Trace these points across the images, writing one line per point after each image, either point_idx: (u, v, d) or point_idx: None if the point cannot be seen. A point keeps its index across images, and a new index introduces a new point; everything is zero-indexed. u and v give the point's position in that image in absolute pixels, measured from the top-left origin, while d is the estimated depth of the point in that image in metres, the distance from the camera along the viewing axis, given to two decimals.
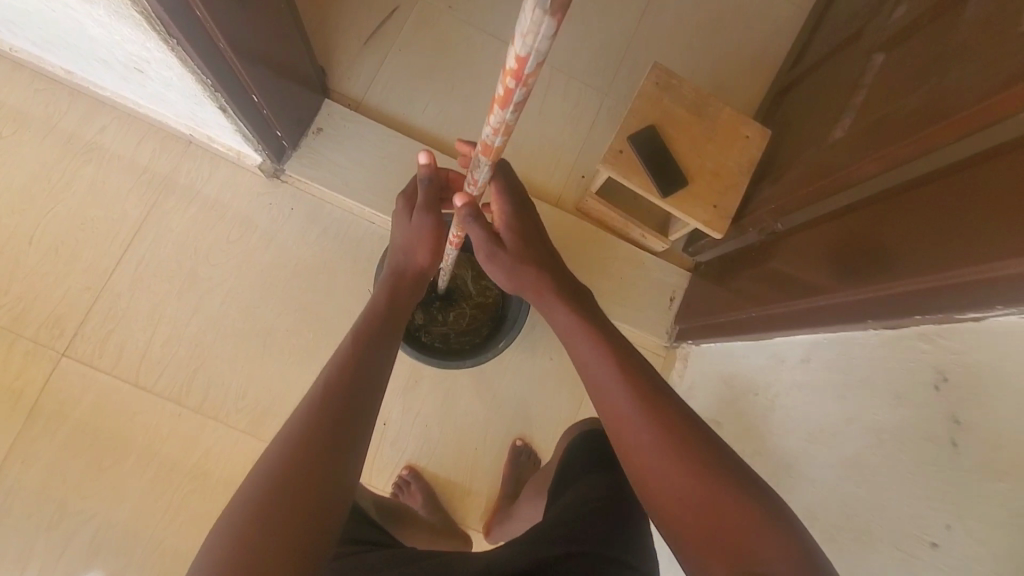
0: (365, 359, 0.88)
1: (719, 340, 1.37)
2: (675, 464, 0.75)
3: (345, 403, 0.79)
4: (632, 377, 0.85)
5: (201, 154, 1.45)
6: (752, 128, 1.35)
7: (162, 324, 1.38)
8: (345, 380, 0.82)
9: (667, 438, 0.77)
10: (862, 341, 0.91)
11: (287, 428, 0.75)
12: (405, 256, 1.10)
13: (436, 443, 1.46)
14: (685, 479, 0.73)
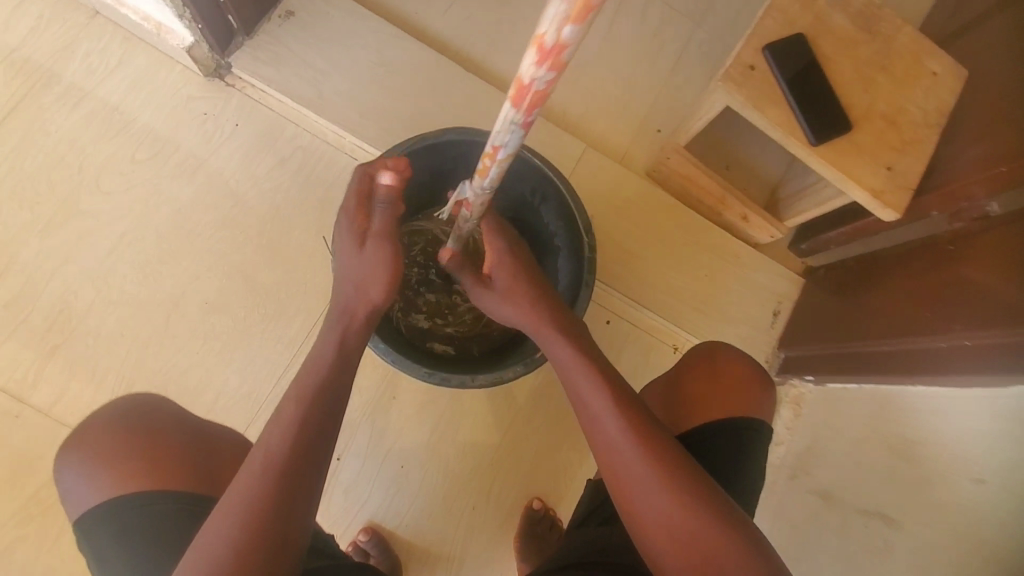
0: (312, 401, 0.57)
1: (866, 381, 0.86)
2: (679, 512, 0.56)
3: (301, 469, 0.54)
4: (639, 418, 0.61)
5: (110, 32, 0.97)
6: (943, 63, 0.87)
7: (13, 274, 0.90)
8: (303, 438, 0.55)
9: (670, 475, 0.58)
10: (971, 416, 0.67)
11: (222, 524, 0.51)
12: (354, 299, 0.63)
13: (412, 496, 0.95)
14: (696, 531, 0.55)
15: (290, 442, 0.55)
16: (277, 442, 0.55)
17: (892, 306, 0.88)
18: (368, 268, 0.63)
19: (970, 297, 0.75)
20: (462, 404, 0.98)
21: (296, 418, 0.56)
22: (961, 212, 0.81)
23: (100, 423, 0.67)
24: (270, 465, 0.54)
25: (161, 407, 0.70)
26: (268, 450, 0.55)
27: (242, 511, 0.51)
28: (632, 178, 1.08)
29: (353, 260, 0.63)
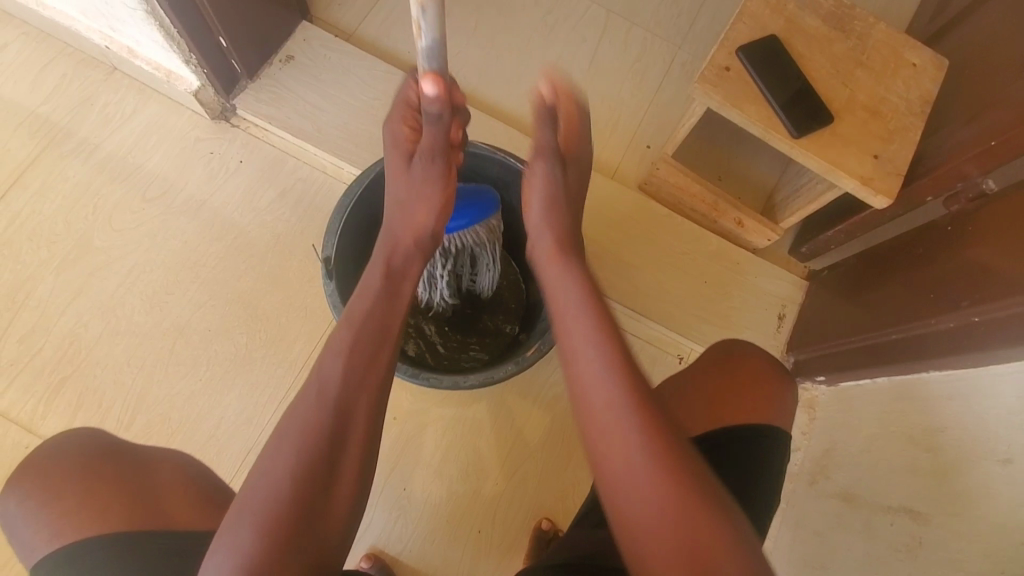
0: (354, 332, 0.55)
1: (881, 374, 0.82)
2: (676, 497, 0.47)
3: (361, 401, 0.52)
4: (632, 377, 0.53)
5: (126, 85, 1.05)
6: (924, 54, 0.88)
7: (27, 310, 0.94)
8: (360, 371, 0.53)
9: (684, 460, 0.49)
10: (988, 390, 0.64)
11: (271, 461, 0.48)
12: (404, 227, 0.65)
13: (415, 521, 0.92)
14: (702, 529, 0.46)
15: (342, 375, 0.52)
16: (329, 374, 0.52)
17: (895, 294, 0.85)
18: (417, 189, 0.66)
19: (972, 274, 0.72)
20: (465, 421, 0.96)
21: (352, 349, 0.54)
22: (957, 194, 0.79)
23: (43, 457, 0.65)
24: (324, 397, 0.51)
25: (109, 439, 0.67)
26: (321, 382, 0.52)
27: (298, 443, 0.48)
28: (625, 190, 1.09)
29: (403, 182, 0.67)
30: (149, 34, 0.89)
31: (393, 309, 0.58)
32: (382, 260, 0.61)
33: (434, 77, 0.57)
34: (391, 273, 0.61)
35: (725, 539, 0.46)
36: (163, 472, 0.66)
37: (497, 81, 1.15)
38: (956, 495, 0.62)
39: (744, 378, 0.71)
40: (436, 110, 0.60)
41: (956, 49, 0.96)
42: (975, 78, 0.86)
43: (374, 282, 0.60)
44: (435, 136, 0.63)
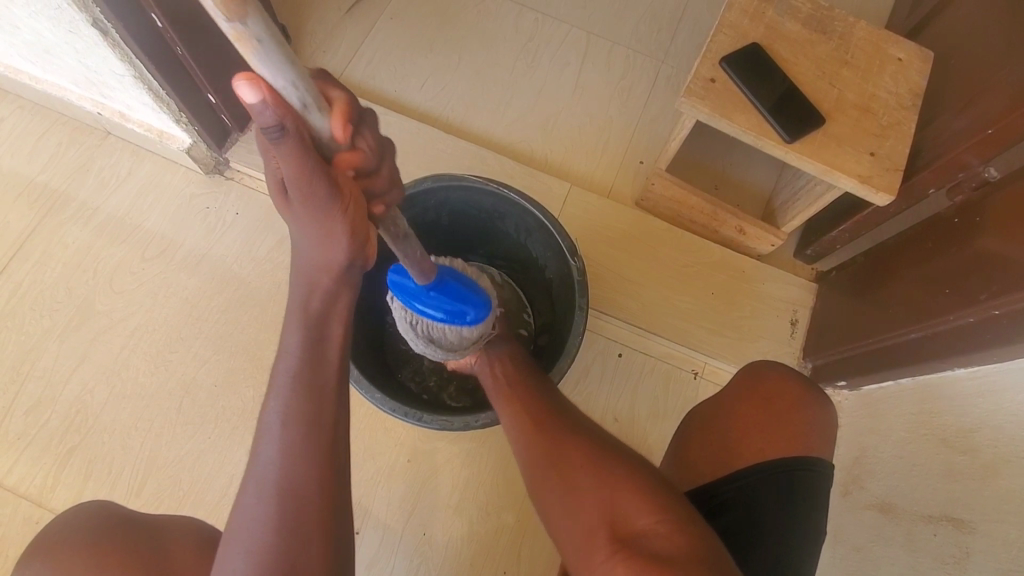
0: (284, 390, 0.48)
1: (904, 375, 0.80)
2: (591, 477, 0.54)
3: (307, 467, 0.47)
4: (529, 401, 0.66)
5: (120, 148, 1.06)
6: (907, 47, 0.88)
7: (33, 380, 0.94)
8: (298, 449, 0.47)
9: (591, 453, 0.56)
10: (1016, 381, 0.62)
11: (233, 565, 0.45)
12: (316, 263, 0.46)
13: (438, 567, 0.89)
14: (613, 503, 0.52)
15: (282, 463, 0.47)
16: (269, 462, 0.47)
17: (907, 290, 0.84)
18: (320, 243, 0.44)
19: (984, 266, 0.71)
20: (479, 457, 0.94)
21: (288, 422, 0.47)
22: (959, 184, 0.79)
23: (53, 532, 0.62)
24: (268, 494, 0.46)
25: (127, 512, 0.64)
26: (262, 473, 0.47)
27: (250, 542, 0.45)
28: (623, 209, 1.08)
29: (308, 239, 0.44)
30: (139, 97, 0.90)
31: (322, 362, 0.49)
32: (301, 304, 0.48)
33: (247, 78, 0.33)
34: (308, 314, 0.48)
35: (633, 500, 0.52)
36: (176, 545, 0.62)
37: (484, 112, 1.16)
38: (999, 499, 0.59)
39: (775, 401, 0.67)
40: (273, 121, 0.35)
41: (938, 39, 0.95)
42: (963, 66, 0.85)
43: (299, 337, 0.48)
44: (296, 158, 0.37)
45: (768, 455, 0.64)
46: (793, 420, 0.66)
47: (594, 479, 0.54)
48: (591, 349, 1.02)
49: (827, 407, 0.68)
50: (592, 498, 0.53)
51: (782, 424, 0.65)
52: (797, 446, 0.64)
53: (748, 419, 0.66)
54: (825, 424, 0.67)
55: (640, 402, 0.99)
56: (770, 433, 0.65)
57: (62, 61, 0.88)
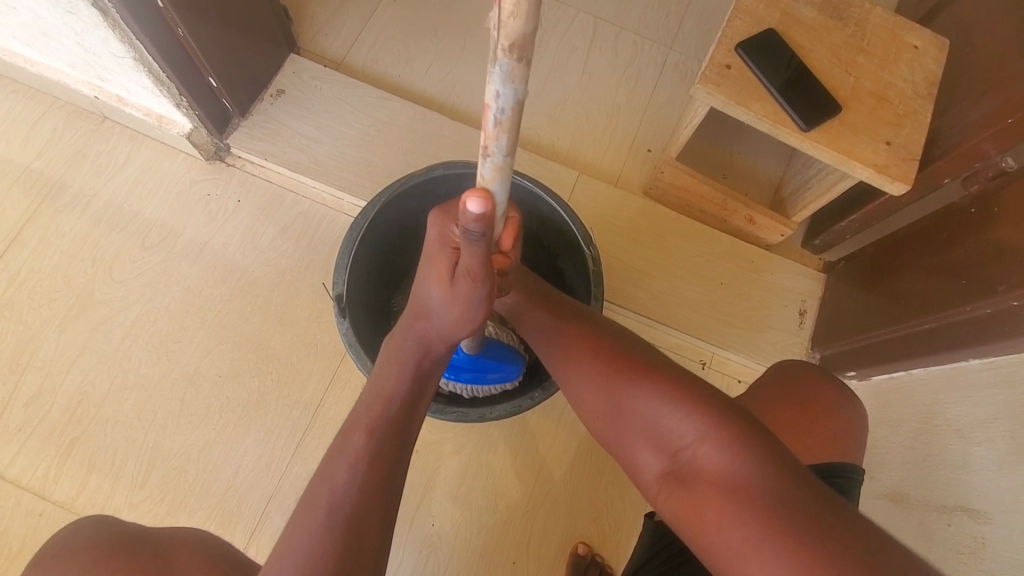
0: (376, 430, 0.52)
1: (917, 366, 0.80)
2: (636, 400, 0.55)
3: (381, 497, 0.49)
4: (568, 330, 0.65)
5: (118, 134, 1.03)
6: (923, 34, 0.87)
7: (32, 371, 0.92)
8: (376, 484, 0.49)
9: (632, 373, 0.57)
10: None
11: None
12: (448, 321, 0.55)
13: (447, 558, 0.89)
14: (660, 424, 0.53)
15: (361, 480, 0.49)
16: (344, 482, 0.48)
17: (920, 281, 0.83)
18: (457, 311, 0.53)
19: (1001, 256, 0.70)
20: (488, 447, 0.93)
21: (370, 457, 0.50)
22: (976, 173, 0.78)
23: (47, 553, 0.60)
24: (337, 510, 0.47)
25: (127, 527, 0.63)
26: (334, 493, 0.48)
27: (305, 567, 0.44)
28: (632, 198, 1.07)
29: (449, 310, 0.54)
30: (138, 80, 0.87)
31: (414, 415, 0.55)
32: (414, 360, 0.56)
33: (480, 195, 0.41)
34: (417, 368, 0.56)
35: (675, 417, 0.52)
36: (182, 559, 0.60)
37: None
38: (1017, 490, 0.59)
39: (800, 397, 0.67)
40: (477, 228, 0.42)
41: (953, 26, 0.94)
42: (981, 54, 0.84)
43: (403, 386, 0.55)
44: (479, 255, 0.46)
45: (800, 454, 0.64)
46: (809, 410, 0.66)
47: (639, 402, 0.55)
48: None
49: (859, 403, 0.68)
50: (642, 421, 0.54)
51: (799, 417, 0.66)
52: (820, 439, 0.64)
53: (780, 418, 0.66)
54: (843, 415, 0.66)
55: None
56: (787, 427, 0.65)
57: (59, 43, 0.85)
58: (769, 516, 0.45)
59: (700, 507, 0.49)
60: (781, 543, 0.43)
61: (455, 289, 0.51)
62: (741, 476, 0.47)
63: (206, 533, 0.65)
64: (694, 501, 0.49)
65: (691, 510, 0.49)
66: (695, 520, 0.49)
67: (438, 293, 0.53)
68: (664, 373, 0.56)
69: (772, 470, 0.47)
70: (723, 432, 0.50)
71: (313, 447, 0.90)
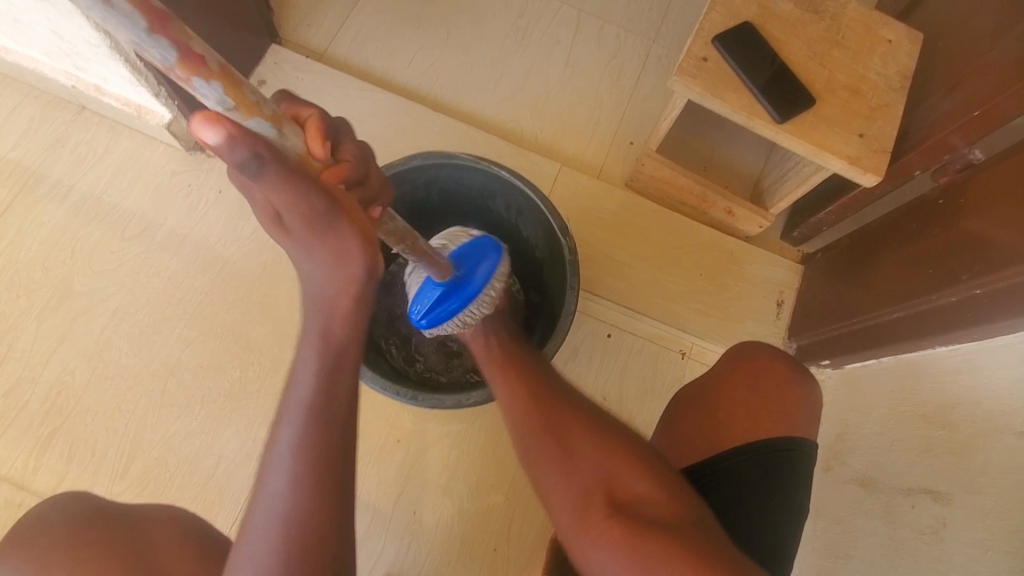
0: (294, 421, 0.45)
1: (886, 353, 0.82)
2: (588, 447, 0.57)
3: (320, 500, 0.45)
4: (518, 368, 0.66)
5: (97, 124, 1.03)
6: (897, 29, 0.88)
7: (11, 361, 0.91)
8: (312, 483, 0.44)
9: (590, 425, 0.59)
10: (995, 359, 0.64)
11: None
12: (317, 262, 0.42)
13: (428, 545, 0.90)
14: (609, 470, 0.56)
15: (294, 482, 0.44)
16: (277, 487, 0.44)
17: (891, 271, 0.85)
18: (325, 255, 0.41)
19: (968, 246, 0.72)
20: (469, 436, 0.94)
21: (300, 454, 0.44)
22: (944, 165, 0.80)
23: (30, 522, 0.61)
24: (275, 522, 0.44)
25: (104, 507, 0.62)
26: (269, 499, 0.44)
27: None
28: (612, 190, 1.08)
29: (318, 264, 0.42)
30: (116, 69, 0.86)
31: (337, 390, 0.46)
32: (317, 324, 0.44)
33: (206, 117, 0.33)
34: (328, 335, 0.44)
35: (630, 465, 0.56)
36: (155, 533, 0.61)
37: (473, 90, 1.14)
38: (977, 471, 0.61)
39: (773, 383, 0.68)
40: (243, 153, 0.34)
41: (926, 21, 0.95)
42: (952, 48, 0.86)
43: (312, 356, 0.45)
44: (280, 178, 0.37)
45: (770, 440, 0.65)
46: (780, 396, 0.67)
47: (598, 453, 0.56)
48: (580, 330, 1.02)
49: (813, 385, 0.70)
50: (596, 469, 0.56)
51: (771, 402, 0.67)
52: (789, 427, 0.66)
53: (752, 405, 0.67)
54: (811, 404, 0.68)
55: (628, 381, 1.00)
56: (759, 413, 0.66)
57: (34, 31, 0.84)
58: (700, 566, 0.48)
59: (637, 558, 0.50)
60: None
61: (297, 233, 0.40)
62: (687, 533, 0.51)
63: (178, 509, 0.65)
64: (634, 553, 0.50)
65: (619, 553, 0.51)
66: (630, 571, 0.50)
67: (295, 259, 0.42)
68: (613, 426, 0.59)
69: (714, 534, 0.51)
70: (672, 488, 0.54)
71: None
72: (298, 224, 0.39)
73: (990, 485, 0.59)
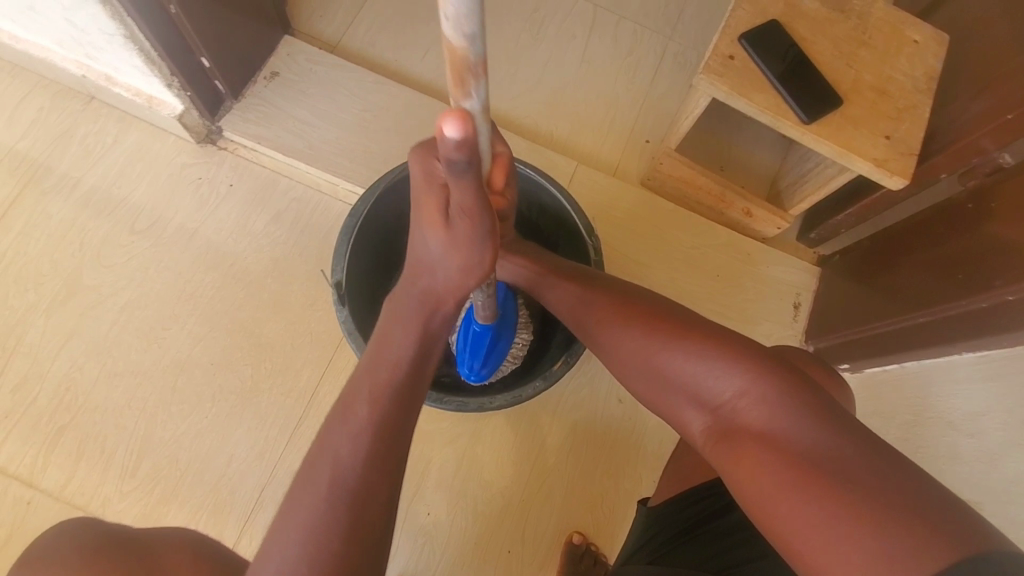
0: (379, 390, 0.50)
1: (910, 359, 0.81)
2: (682, 353, 0.57)
3: (384, 463, 0.48)
4: (607, 292, 0.66)
5: (106, 114, 1.01)
6: (923, 29, 0.87)
7: (18, 356, 0.90)
8: (381, 448, 0.48)
9: (669, 336, 0.58)
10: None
11: (280, 556, 0.44)
12: (459, 264, 0.51)
13: (443, 547, 0.89)
14: (699, 373, 0.55)
15: (366, 452, 0.47)
16: (348, 449, 0.47)
17: (914, 274, 0.84)
18: (463, 250, 0.50)
19: (996, 251, 0.71)
20: (483, 437, 0.93)
21: (377, 419, 0.49)
22: (973, 169, 0.79)
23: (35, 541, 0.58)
24: (341, 481, 0.46)
25: (110, 526, 0.59)
26: (338, 460, 0.47)
27: (307, 537, 0.44)
28: (629, 189, 1.07)
29: (452, 257, 0.51)
30: (128, 59, 0.84)
31: (422, 375, 0.53)
32: (420, 317, 0.54)
33: (460, 121, 0.37)
34: (426, 329, 0.54)
35: (720, 366, 0.54)
36: (168, 559, 0.56)
37: (488, 85, 1.13)
38: (1008, 480, 0.60)
39: None
40: (461, 159, 0.39)
41: (951, 22, 0.94)
42: (980, 49, 0.84)
43: (409, 345, 0.53)
44: (468, 190, 0.43)
45: None
46: None
47: (680, 363, 0.56)
48: None
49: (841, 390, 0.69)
50: (681, 381, 0.56)
51: None
52: None
53: None
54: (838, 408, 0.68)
55: None
56: None
57: (44, 18, 0.82)
58: (803, 463, 0.46)
59: (738, 463, 0.50)
60: (806, 490, 0.44)
61: (455, 227, 0.48)
62: (785, 429, 0.49)
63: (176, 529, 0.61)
64: (736, 455, 0.51)
65: (734, 453, 0.51)
66: (734, 472, 0.51)
67: (436, 242, 0.50)
68: (701, 330, 0.58)
69: (821, 430, 0.48)
70: (765, 388, 0.52)
71: (308, 435, 0.89)
72: (460, 217, 0.47)
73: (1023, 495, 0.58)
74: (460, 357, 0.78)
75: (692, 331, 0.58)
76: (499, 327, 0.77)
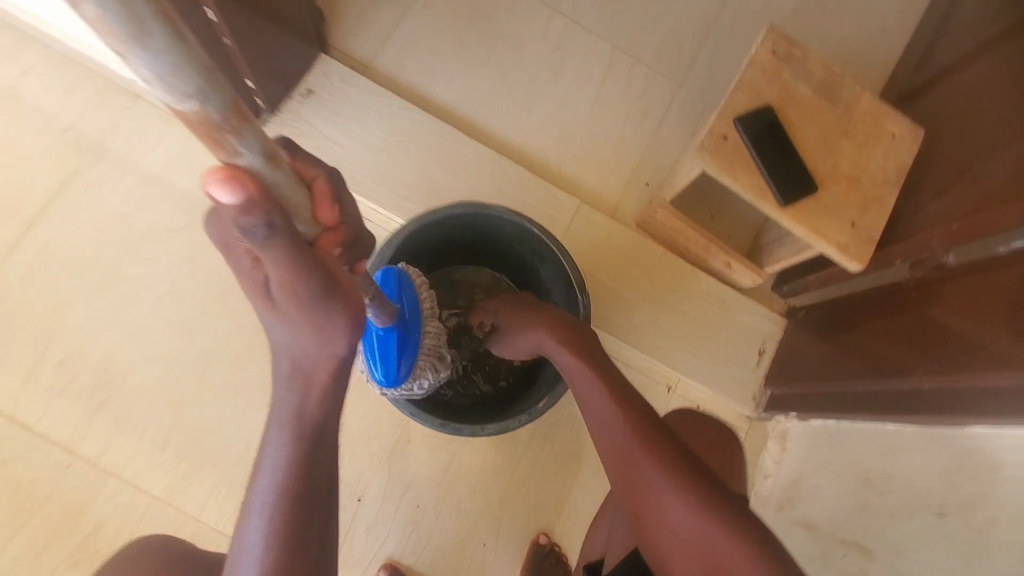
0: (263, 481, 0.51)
1: (848, 419, 0.94)
2: (672, 491, 0.62)
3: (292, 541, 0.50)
4: (622, 410, 0.71)
5: (149, 113, 1.08)
6: (902, 123, 0.96)
7: (62, 334, 1.00)
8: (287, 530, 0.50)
9: (678, 477, 0.63)
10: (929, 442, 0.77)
11: None
12: (312, 341, 0.48)
13: (426, 535, 1.02)
14: (679, 511, 0.61)
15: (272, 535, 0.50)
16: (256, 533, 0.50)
17: (866, 345, 0.96)
18: (311, 328, 0.47)
19: (925, 342, 0.84)
20: (470, 443, 1.05)
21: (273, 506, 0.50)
22: (923, 262, 0.88)
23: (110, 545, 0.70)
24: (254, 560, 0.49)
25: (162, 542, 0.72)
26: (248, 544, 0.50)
27: None
28: (625, 230, 1.17)
29: (298, 336, 0.48)
30: None
31: (312, 456, 0.52)
32: (290, 410, 0.51)
33: (224, 180, 0.37)
34: (299, 420, 0.51)
35: (698, 511, 0.60)
36: None
37: (505, 117, 1.21)
38: (899, 536, 0.74)
39: None
40: (258, 221, 0.39)
41: (930, 115, 1.03)
42: (947, 151, 0.94)
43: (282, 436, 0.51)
44: (281, 255, 0.42)
45: None
46: None
47: (675, 507, 0.61)
48: None
49: None
50: (660, 512, 0.62)
51: None
52: None
53: None
54: None
55: None
56: None
57: None
58: None
59: None
60: None
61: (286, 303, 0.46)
62: None
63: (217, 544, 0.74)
64: None
65: None
66: None
67: (275, 323, 0.47)
68: (688, 470, 0.64)
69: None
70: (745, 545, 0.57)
71: None
72: (284, 290, 0.45)
73: (907, 550, 0.72)
74: (372, 366, 0.77)
75: (688, 469, 0.64)
76: (403, 326, 0.77)
